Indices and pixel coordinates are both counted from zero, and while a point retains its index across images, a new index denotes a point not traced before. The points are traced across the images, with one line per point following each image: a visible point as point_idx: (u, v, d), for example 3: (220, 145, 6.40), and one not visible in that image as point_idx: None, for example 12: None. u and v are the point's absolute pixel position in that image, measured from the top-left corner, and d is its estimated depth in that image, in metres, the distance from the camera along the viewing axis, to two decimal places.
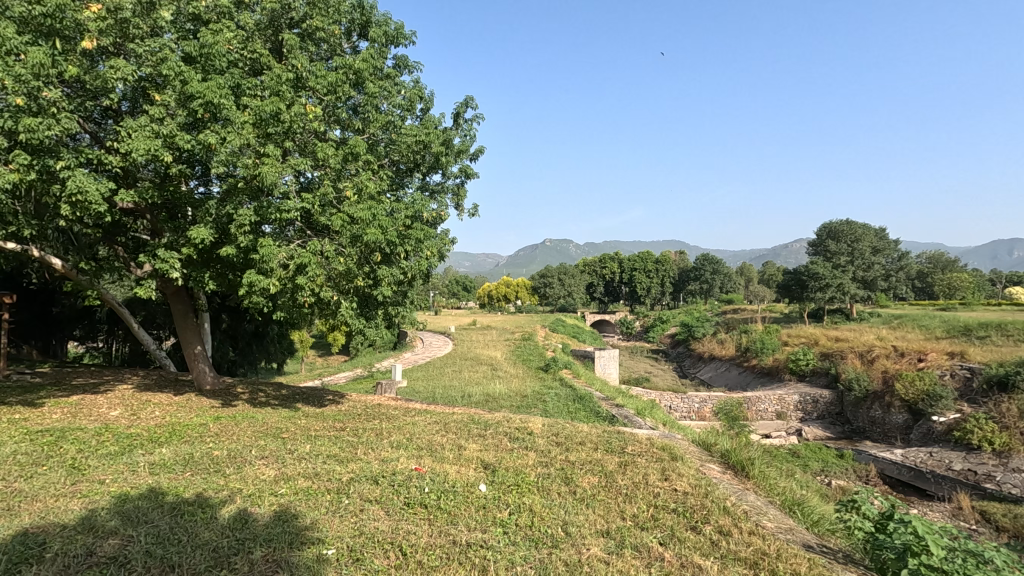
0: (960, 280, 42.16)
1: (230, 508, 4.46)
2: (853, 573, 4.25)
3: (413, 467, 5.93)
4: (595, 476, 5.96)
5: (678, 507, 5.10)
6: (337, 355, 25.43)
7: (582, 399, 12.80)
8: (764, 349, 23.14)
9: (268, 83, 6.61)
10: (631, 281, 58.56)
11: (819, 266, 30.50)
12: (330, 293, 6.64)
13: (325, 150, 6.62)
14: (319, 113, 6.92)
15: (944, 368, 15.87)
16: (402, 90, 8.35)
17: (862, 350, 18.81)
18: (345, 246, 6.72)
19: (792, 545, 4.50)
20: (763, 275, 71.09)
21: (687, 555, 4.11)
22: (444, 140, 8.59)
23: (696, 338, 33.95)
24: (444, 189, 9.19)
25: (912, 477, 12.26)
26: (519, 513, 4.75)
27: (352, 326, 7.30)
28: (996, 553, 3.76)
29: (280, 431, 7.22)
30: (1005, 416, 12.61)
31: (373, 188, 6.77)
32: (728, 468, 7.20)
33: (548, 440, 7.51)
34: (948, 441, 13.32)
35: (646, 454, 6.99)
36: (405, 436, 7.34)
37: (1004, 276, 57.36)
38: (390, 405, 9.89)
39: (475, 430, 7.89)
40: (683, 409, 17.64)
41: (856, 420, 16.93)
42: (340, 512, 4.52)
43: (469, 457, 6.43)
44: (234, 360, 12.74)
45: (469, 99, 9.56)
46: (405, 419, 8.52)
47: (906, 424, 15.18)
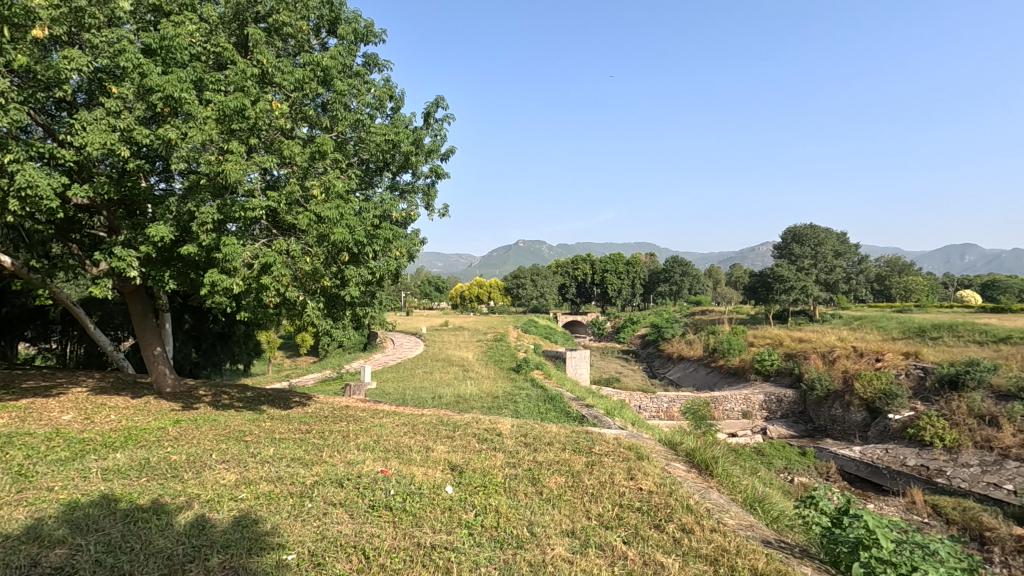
0: (917, 283, 43.95)
1: (187, 514, 4.34)
2: (808, 567, 4.38)
3: (380, 469, 5.89)
4: (562, 476, 6.01)
5: (642, 506, 5.18)
6: (306, 355, 25.16)
7: (552, 399, 12.93)
8: (731, 349, 23.70)
9: (233, 78, 6.42)
10: (603, 282, 59.20)
11: (784, 269, 31.34)
12: (296, 293, 6.50)
13: (291, 148, 6.49)
14: (285, 109, 6.77)
15: (900, 368, 16.49)
16: (372, 88, 8.27)
17: (824, 350, 19.41)
18: (312, 246, 6.61)
19: (751, 541, 4.61)
20: (731, 277, 72.76)
21: (649, 553, 4.18)
22: (414, 140, 8.53)
23: (665, 338, 34.57)
24: (415, 189, 9.17)
25: (869, 473, 12.71)
26: (485, 514, 4.77)
27: (319, 326, 7.17)
28: (942, 545, 3.94)
29: (243, 435, 7.05)
30: (955, 414, 13.18)
31: (341, 187, 6.66)
32: (692, 467, 7.35)
33: (517, 440, 7.57)
34: (903, 438, 13.84)
35: (613, 454, 7.06)
36: (373, 437, 7.28)
37: (956, 280, 60.34)
38: (359, 406, 9.84)
39: (444, 431, 7.87)
40: (652, 409, 17.93)
41: (818, 419, 17.46)
42: (303, 516, 4.44)
43: (437, 458, 6.42)
44: (197, 362, 12.44)
45: (440, 99, 9.54)
46: (373, 420, 8.48)
47: (864, 422, 15.74)
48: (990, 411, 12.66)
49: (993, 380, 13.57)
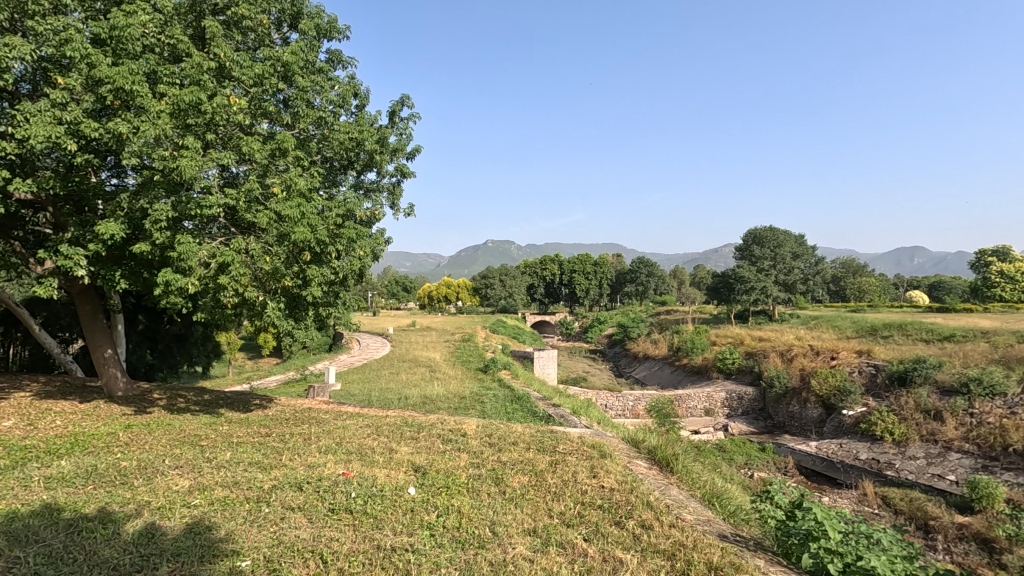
0: (869, 284, 45.88)
1: (136, 522, 4.19)
2: (762, 559, 4.52)
3: (341, 472, 5.80)
4: (525, 476, 6.04)
5: (604, 503, 5.27)
6: (269, 357, 24.62)
7: (519, 399, 12.96)
8: (694, 348, 24.23)
9: (188, 72, 6.21)
10: (571, 282, 59.69)
11: (745, 269, 32.21)
12: (256, 293, 6.32)
13: (250, 144, 6.30)
14: (244, 105, 6.56)
15: (853, 366, 17.15)
16: (336, 86, 8.17)
17: (782, 350, 20.03)
18: (272, 245, 6.45)
19: (708, 536, 4.74)
20: (695, 277, 74.43)
21: (609, 549, 4.26)
22: (379, 138, 8.45)
23: (631, 338, 35.08)
24: (380, 188, 9.09)
25: (824, 467, 13.19)
26: (447, 515, 4.75)
27: (280, 326, 7.01)
28: (884, 534, 4.15)
29: (198, 439, 6.84)
30: (904, 409, 13.81)
31: (302, 185, 6.52)
32: (654, 464, 7.49)
33: (482, 441, 7.56)
34: (856, 432, 14.42)
35: (577, 453, 7.14)
36: (335, 440, 7.16)
37: (904, 281, 63.30)
38: (321, 409, 9.64)
39: (408, 432, 7.80)
40: (618, 407, 18.17)
41: (777, 416, 18.02)
42: (259, 521, 4.35)
43: (400, 459, 6.37)
44: (152, 364, 11.97)
45: (405, 96, 9.49)
46: (335, 423, 8.32)
47: (820, 418, 16.34)
48: (935, 406, 13.31)
49: (938, 377, 14.26)
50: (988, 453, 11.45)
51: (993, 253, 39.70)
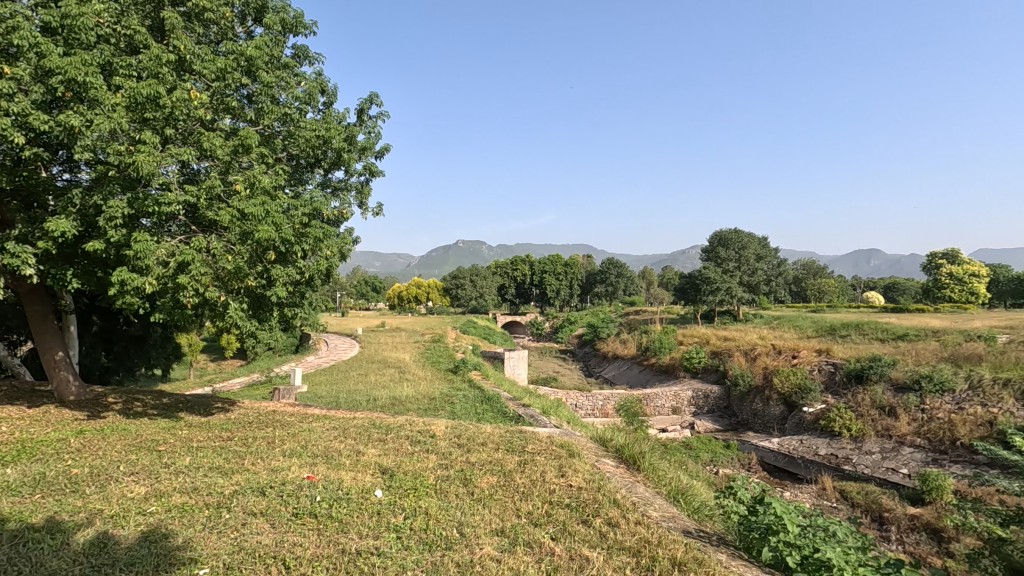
0: (829, 285, 47.52)
1: (87, 532, 4.02)
2: (724, 553, 4.64)
3: (306, 476, 5.69)
4: (494, 476, 6.04)
5: (571, 502, 5.31)
6: (233, 359, 23.95)
7: (489, 400, 12.93)
8: (662, 348, 24.64)
9: (146, 64, 5.98)
10: (542, 283, 59.94)
11: (711, 271, 32.95)
12: (217, 293, 6.14)
13: (211, 140, 6.11)
14: (206, 100, 6.36)
15: (813, 364, 17.71)
16: (301, 82, 8.02)
17: (746, 349, 20.55)
18: (234, 244, 6.27)
19: (672, 532, 4.83)
20: (663, 279, 75.77)
21: (576, 547, 4.30)
22: (347, 136, 8.34)
23: (601, 338, 35.43)
24: (348, 187, 8.97)
25: (785, 463, 13.59)
26: (414, 517, 4.71)
27: (242, 327, 6.83)
28: (839, 526, 4.30)
29: (156, 444, 6.61)
30: (860, 406, 14.34)
31: (267, 183, 6.37)
32: (621, 462, 7.59)
33: (450, 442, 7.52)
34: (816, 429, 14.90)
35: (545, 452, 7.19)
36: (299, 443, 7.02)
37: (861, 283, 65.69)
38: (286, 411, 9.43)
39: (376, 434, 7.70)
40: (588, 407, 18.33)
41: (740, 413, 18.48)
42: (219, 527, 4.23)
43: (368, 461, 6.30)
44: (107, 367, 11.60)
45: (374, 95, 9.39)
46: (301, 425, 8.16)
47: (782, 415, 16.82)
48: (889, 402, 13.87)
49: (892, 374, 14.85)
50: (938, 447, 11.98)
51: (943, 255, 41.53)
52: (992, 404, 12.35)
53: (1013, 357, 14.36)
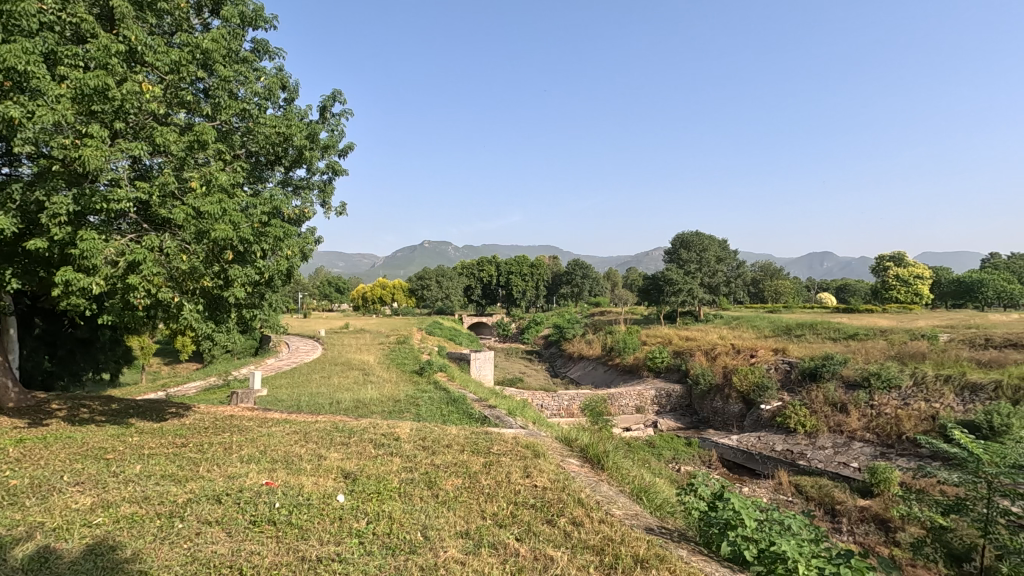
0: (785, 287, 49.19)
1: (26, 546, 3.79)
2: (684, 548, 4.73)
3: (264, 482, 5.53)
4: (459, 478, 6.01)
5: (536, 502, 5.32)
6: (188, 362, 23.10)
7: (455, 401, 12.86)
8: (626, 348, 25.02)
9: (93, 53, 5.69)
10: (508, 284, 60.02)
11: (673, 272, 33.66)
12: (171, 294, 5.90)
13: (164, 135, 5.86)
14: (159, 93, 6.10)
15: (770, 363, 18.29)
16: (261, 77, 7.80)
17: (707, 348, 21.06)
18: (189, 243, 6.04)
19: (635, 529, 4.90)
20: (627, 280, 76.97)
21: (540, 548, 4.30)
22: (309, 134, 8.16)
23: (567, 338, 35.71)
24: (310, 185, 8.78)
25: (744, 459, 13.99)
26: (377, 521, 4.63)
27: (198, 329, 6.59)
28: (794, 519, 4.45)
29: (104, 452, 6.31)
30: (814, 403, 14.89)
31: (224, 180, 6.16)
32: (586, 461, 7.67)
33: (415, 444, 7.44)
34: (773, 425, 15.40)
35: (511, 453, 7.20)
36: (258, 448, 6.81)
37: (815, 284, 68.15)
38: (244, 416, 9.14)
39: (338, 438, 7.54)
40: (554, 407, 18.44)
41: (701, 411, 18.92)
42: (171, 538, 4.06)
43: (330, 466, 6.17)
44: (51, 372, 10.98)
45: (337, 92, 9.21)
46: (260, 430, 7.92)
47: (740, 413, 17.31)
48: (841, 399, 14.46)
49: (843, 372, 15.47)
50: (885, 441, 12.54)
51: (890, 258, 43.53)
52: (934, 399, 13.01)
53: (953, 355, 15.16)
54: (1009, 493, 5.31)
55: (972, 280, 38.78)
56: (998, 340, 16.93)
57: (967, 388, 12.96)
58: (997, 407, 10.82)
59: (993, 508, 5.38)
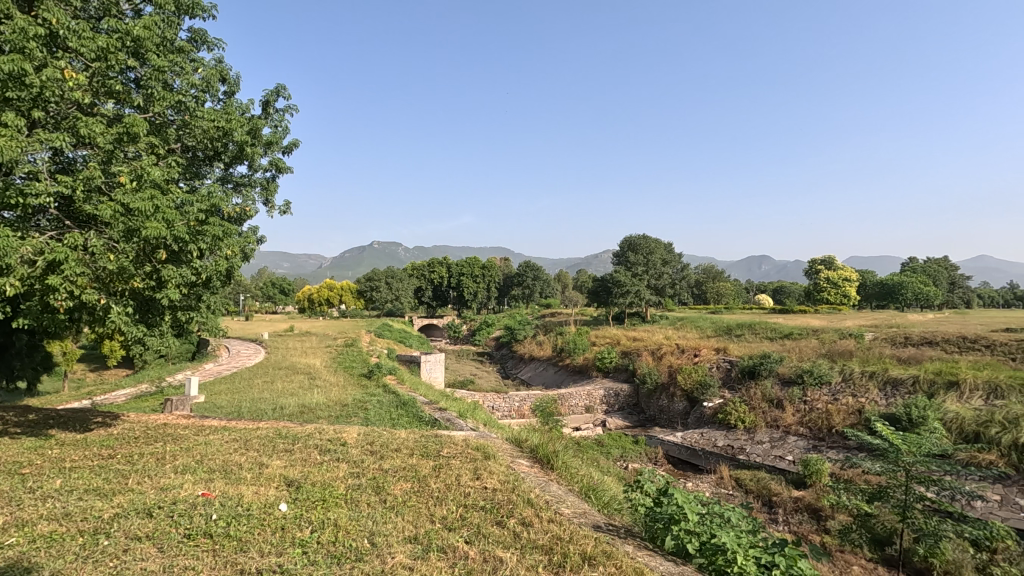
0: (726, 289, 51.25)
1: None
2: (630, 543, 4.83)
3: (200, 493, 5.26)
4: (407, 482, 5.92)
5: (486, 504, 5.31)
6: (117, 368, 21.70)
7: (405, 404, 12.67)
8: (576, 349, 25.38)
9: (9, 36, 5.25)
10: (459, 286, 59.71)
11: (621, 274, 34.43)
12: (96, 296, 5.52)
13: (89, 126, 5.47)
14: (85, 81, 5.70)
15: (712, 362, 19.00)
16: (199, 68, 7.43)
17: (654, 348, 21.67)
18: (118, 241, 5.67)
19: (583, 528, 4.97)
20: (577, 282, 78.16)
21: (490, 549, 4.29)
22: (251, 129, 7.84)
23: (518, 339, 35.89)
24: (252, 183, 8.45)
25: (688, 455, 14.47)
26: (322, 530, 4.49)
27: (127, 333, 6.20)
28: (733, 511, 4.63)
29: (19, 467, 5.83)
30: (753, 399, 15.59)
31: (157, 176, 5.82)
32: (536, 461, 7.72)
33: (363, 449, 7.27)
34: (715, 422, 16.00)
35: (461, 456, 7.16)
36: (194, 458, 6.48)
37: (754, 286, 71.21)
38: (179, 424, 8.67)
39: (281, 445, 7.27)
40: (505, 408, 18.47)
41: (648, 410, 19.43)
42: (96, 556, 3.80)
43: (272, 474, 5.94)
44: None
45: (282, 87, 8.90)
46: (196, 439, 7.54)
47: (685, 410, 17.89)
48: (777, 396, 15.21)
49: (779, 370, 16.24)
50: (817, 435, 13.26)
51: (822, 262, 46.11)
52: (861, 394, 13.87)
53: (877, 353, 16.21)
54: (924, 480, 5.72)
55: (894, 283, 41.53)
56: (917, 338, 18.21)
57: (889, 383, 13.89)
58: (915, 401, 11.65)
59: (911, 495, 5.77)
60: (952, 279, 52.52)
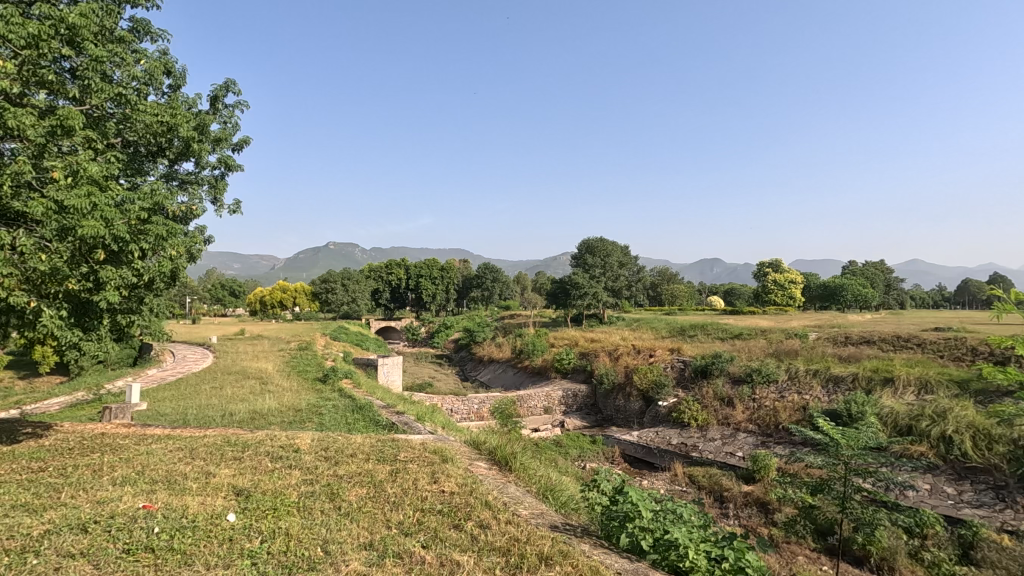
0: (680, 291, 52.70)
1: None
2: (587, 542, 4.90)
3: (141, 505, 5.00)
4: (363, 488, 5.81)
5: (444, 508, 5.28)
6: (50, 375, 20.36)
7: (361, 408, 12.44)
8: (535, 351, 25.53)
9: None
10: (418, 288, 59.06)
11: (579, 276, 34.85)
12: (25, 297, 5.19)
13: (19, 117, 5.11)
14: (13, 69, 5.32)
15: (667, 362, 19.49)
16: (141, 59, 7.10)
17: (611, 349, 22.05)
18: (50, 240, 5.34)
19: (540, 528, 5.01)
20: (536, 284, 78.69)
21: (447, 553, 4.26)
22: (198, 124, 7.55)
23: (477, 342, 35.79)
24: (199, 181, 8.13)
25: (644, 454, 14.77)
26: (272, 539, 4.36)
27: (60, 337, 5.86)
28: (685, 507, 4.76)
29: None
30: (705, 398, 16.08)
31: (95, 171, 5.51)
32: (494, 463, 7.73)
33: (316, 455, 7.09)
34: (670, 420, 16.41)
35: (418, 459, 7.09)
36: (134, 469, 6.16)
37: (705, 288, 73.46)
38: (118, 433, 8.22)
39: (230, 453, 7.00)
40: (464, 411, 18.36)
41: (605, 410, 19.74)
42: None
43: (220, 483, 5.72)
44: None
45: (231, 82, 8.60)
46: (138, 448, 7.17)
47: (640, 409, 18.27)
48: (728, 394, 15.74)
49: (730, 369, 16.82)
50: (765, 431, 13.81)
51: (770, 265, 48.04)
52: (805, 391, 14.54)
53: (820, 352, 17.03)
54: (861, 471, 6.05)
55: (835, 285, 43.67)
56: (856, 338, 19.20)
57: (831, 380, 14.61)
58: (854, 397, 12.29)
59: (850, 486, 6.09)
60: (887, 282, 55.67)
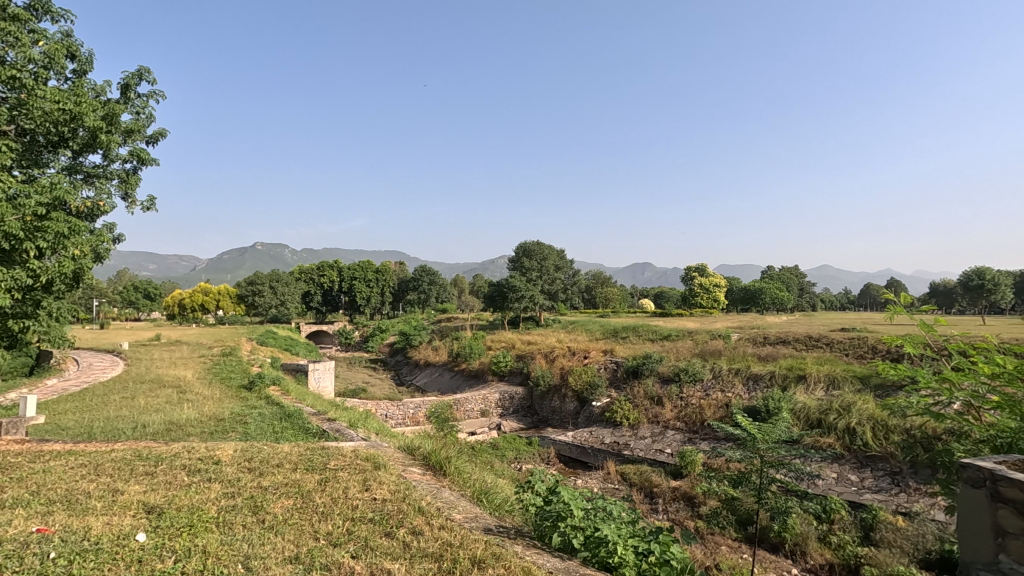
0: (613, 293, 54.20)
1: None
2: (519, 543, 4.94)
3: (35, 529, 4.55)
4: (290, 499, 5.58)
5: (375, 516, 5.15)
6: None
7: (290, 416, 11.92)
8: (472, 353, 25.48)
9: None
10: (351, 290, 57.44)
11: (516, 279, 35.09)
12: None
13: None
14: None
15: (600, 362, 20.02)
16: (40, 41, 6.47)
17: (547, 351, 22.38)
18: None
19: (473, 532, 4.99)
20: (473, 286, 78.52)
21: (377, 562, 4.17)
22: (106, 114, 6.98)
23: (413, 345, 35.24)
24: (108, 174, 7.52)
25: (578, 454, 15.07)
26: (187, 559, 4.09)
27: None
28: (615, 505, 4.89)
29: None
30: (637, 397, 16.65)
31: None
32: (428, 468, 7.62)
33: (239, 467, 6.72)
34: (603, 420, 16.86)
35: (349, 467, 6.89)
36: (28, 489, 5.59)
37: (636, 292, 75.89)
38: (10, 451, 7.44)
39: (141, 468, 6.51)
40: (399, 416, 18.02)
41: (541, 411, 19.98)
42: None
43: (128, 501, 5.30)
44: None
45: (144, 70, 8.02)
46: (33, 467, 6.51)
47: (575, 410, 18.65)
48: (658, 393, 16.37)
49: (659, 368, 17.52)
50: (692, 428, 14.48)
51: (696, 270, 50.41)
52: (728, 389, 15.38)
53: (741, 351, 18.07)
54: (775, 463, 6.45)
55: (755, 288, 46.33)
56: (773, 338, 20.49)
57: (751, 378, 15.54)
58: (771, 394, 13.11)
59: (765, 477, 6.47)
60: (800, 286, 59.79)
